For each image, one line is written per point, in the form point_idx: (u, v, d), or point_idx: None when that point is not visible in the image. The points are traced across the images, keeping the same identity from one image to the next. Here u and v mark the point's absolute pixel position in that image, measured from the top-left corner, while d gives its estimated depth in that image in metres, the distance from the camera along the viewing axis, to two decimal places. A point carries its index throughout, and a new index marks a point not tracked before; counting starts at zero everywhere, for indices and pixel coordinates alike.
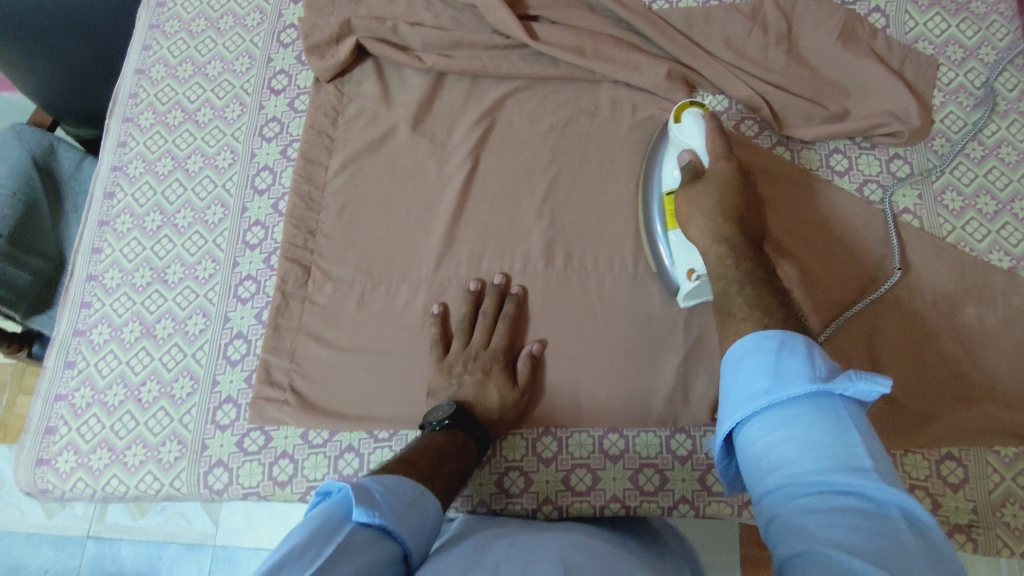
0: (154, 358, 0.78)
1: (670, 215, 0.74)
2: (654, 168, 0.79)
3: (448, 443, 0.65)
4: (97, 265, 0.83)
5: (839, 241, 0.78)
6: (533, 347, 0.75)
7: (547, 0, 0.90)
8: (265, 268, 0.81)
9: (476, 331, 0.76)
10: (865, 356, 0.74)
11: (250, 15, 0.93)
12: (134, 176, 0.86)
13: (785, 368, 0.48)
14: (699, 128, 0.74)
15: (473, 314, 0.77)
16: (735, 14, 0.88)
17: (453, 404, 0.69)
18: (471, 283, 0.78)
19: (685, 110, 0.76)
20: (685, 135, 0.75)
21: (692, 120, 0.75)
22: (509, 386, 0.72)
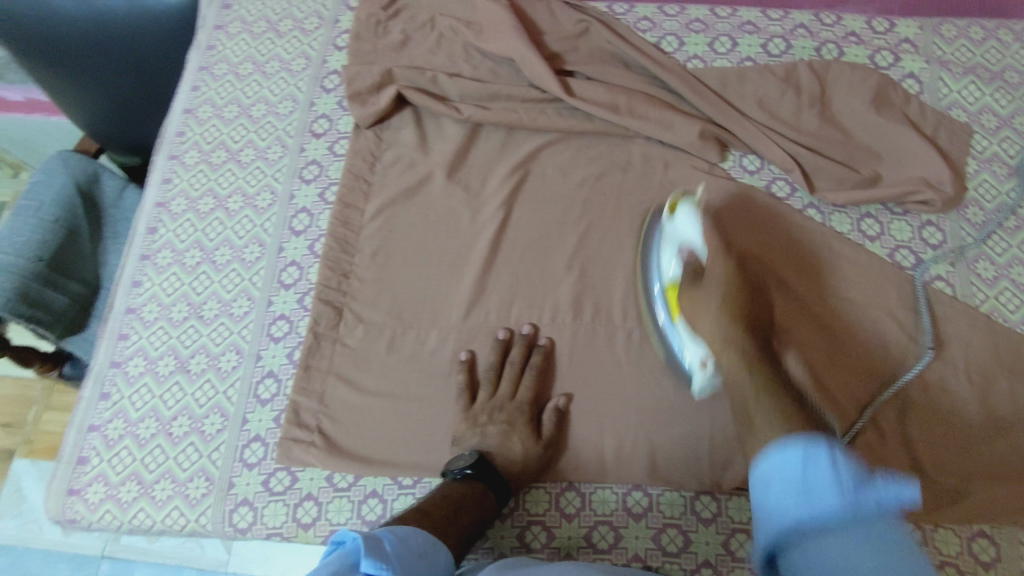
0: (186, 393, 0.80)
1: (674, 306, 0.75)
2: (653, 256, 0.80)
3: (468, 494, 0.67)
4: (136, 298, 0.85)
5: (868, 308, 0.78)
6: (559, 401, 0.76)
7: (583, 57, 0.93)
8: (298, 308, 0.83)
9: (503, 382, 0.76)
10: (895, 426, 0.73)
11: (295, 60, 0.96)
12: (176, 212, 0.89)
13: (812, 480, 0.55)
14: (695, 221, 0.76)
15: (500, 365, 0.78)
16: (768, 76, 0.89)
17: (476, 453, 0.71)
18: (499, 333, 0.79)
19: (678, 205, 0.79)
20: (683, 230, 0.77)
21: (687, 216, 0.77)
22: (532, 439, 0.73)
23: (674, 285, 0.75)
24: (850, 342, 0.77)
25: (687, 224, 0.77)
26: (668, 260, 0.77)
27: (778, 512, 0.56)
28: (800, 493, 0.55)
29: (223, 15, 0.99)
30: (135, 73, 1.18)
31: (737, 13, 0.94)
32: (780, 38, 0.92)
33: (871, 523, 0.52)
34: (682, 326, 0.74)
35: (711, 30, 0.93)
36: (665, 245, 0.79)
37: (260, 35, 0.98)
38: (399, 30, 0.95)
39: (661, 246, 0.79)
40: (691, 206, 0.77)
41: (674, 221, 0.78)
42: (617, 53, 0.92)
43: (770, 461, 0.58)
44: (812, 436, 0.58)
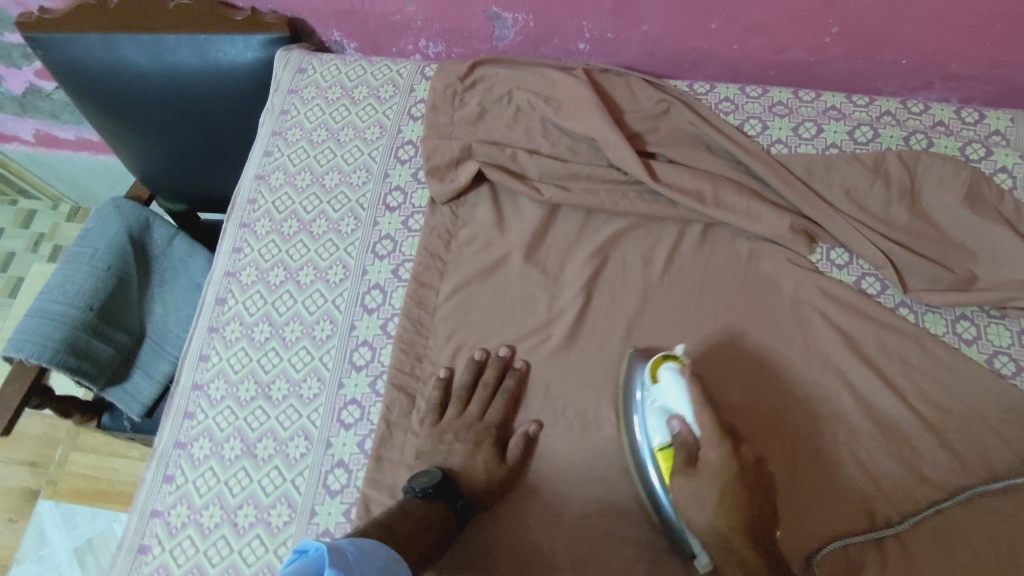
0: (253, 480, 0.77)
1: (665, 477, 0.68)
2: (636, 428, 0.73)
3: (430, 515, 0.66)
4: (203, 374, 0.83)
5: (960, 414, 0.76)
6: (530, 427, 0.76)
7: (664, 137, 0.91)
8: (370, 392, 0.80)
9: (472, 402, 0.78)
10: (1002, 555, 0.69)
11: (370, 129, 0.94)
12: (246, 283, 0.87)
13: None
14: (682, 389, 0.69)
15: (473, 384, 0.79)
16: (857, 165, 0.87)
17: (440, 472, 0.71)
18: (476, 352, 0.81)
19: (661, 368, 0.72)
20: (665, 400, 0.70)
21: (670, 383, 0.70)
22: (496, 461, 0.74)
23: (665, 453, 0.68)
24: (950, 458, 0.74)
25: (673, 390, 0.70)
26: (653, 431, 0.70)
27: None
28: None
29: (297, 80, 0.99)
30: (201, 130, 1.17)
31: (821, 97, 0.92)
32: (867, 125, 0.90)
33: None
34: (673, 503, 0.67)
35: (795, 114, 0.91)
36: (648, 410, 0.71)
37: (335, 102, 0.97)
38: (475, 102, 0.94)
39: (644, 414, 0.72)
40: (674, 368, 0.71)
41: (656, 386, 0.71)
42: (699, 136, 0.91)
43: None
44: None
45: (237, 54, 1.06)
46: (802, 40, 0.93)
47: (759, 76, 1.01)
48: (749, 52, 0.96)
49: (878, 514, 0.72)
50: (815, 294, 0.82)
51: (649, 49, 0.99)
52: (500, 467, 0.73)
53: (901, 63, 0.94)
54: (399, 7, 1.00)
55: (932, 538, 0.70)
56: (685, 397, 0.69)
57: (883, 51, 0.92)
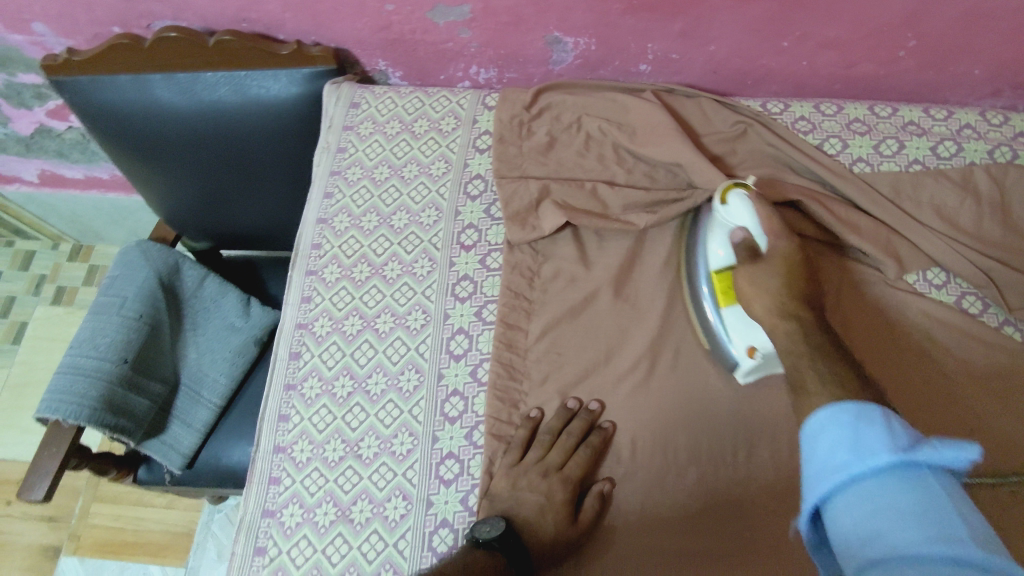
0: (352, 547, 0.72)
1: (722, 291, 0.75)
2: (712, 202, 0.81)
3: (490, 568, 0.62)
4: (285, 435, 0.78)
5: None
6: (603, 485, 0.72)
7: (745, 157, 0.89)
8: (467, 445, 0.75)
9: (555, 450, 0.73)
10: None
11: (435, 163, 0.91)
12: (320, 335, 0.82)
13: (863, 438, 0.46)
14: (750, 208, 0.72)
15: (558, 432, 0.74)
16: (945, 181, 0.85)
17: (502, 522, 0.66)
18: (568, 402, 0.76)
19: (730, 190, 0.75)
20: (733, 216, 0.73)
21: (739, 201, 0.73)
22: (567, 519, 0.69)
23: (725, 275, 0.74)
24: None
25: (741, 211, 0.73)
26: (716, 246, 0.75)
27: (819, 465, 0.47)
28: (849, 451, 0.46)
29: (351, 115, 0.94)
30: (239, 169, 1.11)
31: (898, 112, 0.91)
32: (949, 140, 0.88)
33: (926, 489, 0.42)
34: (731, 316, 0.73)
35: (875, 131, 0.89)
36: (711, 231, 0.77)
37: (394, 137, 0.93)
38: (544, 132, 0.90)
39: (708, 234, 0.77)
40: (742, 190, 0.74)
41: (727, 208, 0.74)
42: (779, 156, 0.88)
43: (819, 419, 0.49)
44: (864, 404, 0.48)
45: (280, 89, 1.01)
46: (875, 54, 0.91)
47: (825, 91, 0.98)
48: (818, 68, 0.94)
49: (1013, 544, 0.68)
50: (914, 316, 0.81)
51: (713, 68, 0.96)
52: (570, 526, 0.68)
53: (973, 74, 0.92)
54: (453, 35, 0.95)
55: None
56: (752, 215, 0.72)
57: (957, 62, 0.91)
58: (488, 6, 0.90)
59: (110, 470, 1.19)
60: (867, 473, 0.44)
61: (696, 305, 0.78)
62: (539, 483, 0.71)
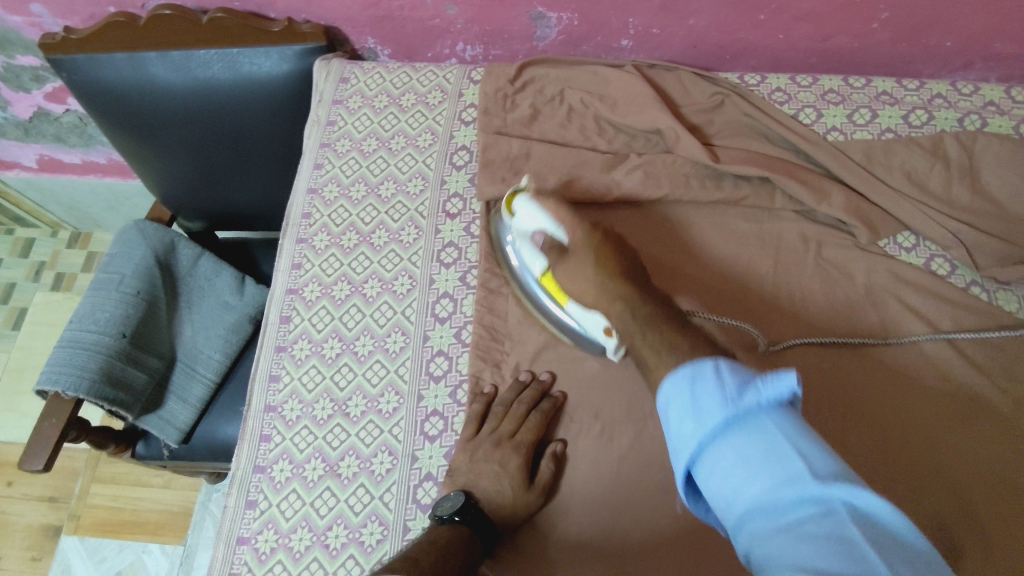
0: (340, 500, 0.74)
1: (555, 292, 0.77)
2: (506, 247, 0.83)
3: (454, 538, 0.63)
4: (275, 395, 0.80)
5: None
6: (556, 445, 0.74)
7: (722, 127, 0.92)
8: (451, 402, 0.78)
9: (508, 419, 0.74)
10: None
11: (421, 136, 0.93)
12: (310, 299, 0.85)
13: (699, 401, 0.47)
14: (536, 208, 0.77)
15: (510, 402, 0.76)
16: (915, 149, 0.88)
17: (463, 495, 0.68)
18: (521, 373, 0.78)
19: (516, 200, 0.79)
20: (526, 223, 0.78)
21: (524, 206, 0.77)
22: (524, 483, 0.70)
23: (547, 275, 0.77)
24: None
25: (529, 216, 0.77)
26: (531, 259, 0.78)
27: (676, 440, 0.48)
28: (691, 410, 0.47)
29: (340, 89, 0.96)
30: (233, 147, 1.14)
31: (871, 84, 0.94)
32: (921, 109, 0.91)
33: (762, 425, 0.44)
34: (573, 308, 0.75)
35: (849, 101, 0.92)
36: (518, 242, 0.80)
37: (382, 110, 0.95)
38: (527, 104, 0.93)
39: (517, 245, 0.80)
40: (524, 196, 0.78)
41: (517, 218, 0.79)
42: (755, 126, 0.91)
43: (665, 390, 0.50)
44: (698, 362, 0.50)
45: (271, 67, 1.03)
46: (849, 27, 0.94)
47: (802, 64, 1.01)
48: (795, 41, 0.97)
49: (977, 497, 0.70)
50: (887, 276, 0.83)
51: (693, 43, 0.99)
52: (529, 490, 0.70)
53: (945, 46, 0.95)
54: (439, 11, 0.98)
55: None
56: (543, 216, 0.76)
57: (929, 34, 0.93)
58: None
59: (109, 445, 1.22)
60: (712, 436, 0.46)
61: (538, 309, 0.80)
62: (494, 452, 0.72)
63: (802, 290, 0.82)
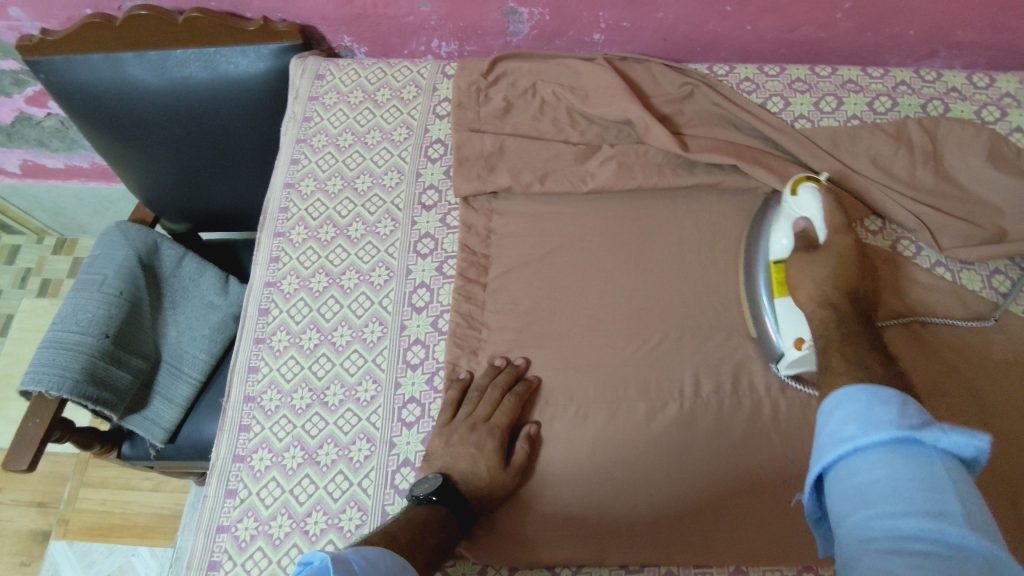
0: (319, 487, 0.75)
1: (777, 284, 0.77)
2: (763, 231, 0.82)
3: (431, 518, 0.66)
4: (254, 386, 0.81)
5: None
6: (531, 428, 0.75)
7: (692, 116, 0.93)
8: (428, 389, 0.79)
9: (482, 404, 0.75)
10: None
11: (397, 130, 0.94)
12: (288, 292, 0.86)
13: (874, 415, 0.48)
14: (818, 199, 0.77)
15: (485, 387, 0.77)
16: (880, 134, 0.90)
17: (440, 477, 0.69)
18: (496, 359, 0.79)
19: (801, 184, 0.79)
20: (801, 207, 0.77)
21: (809, 192, 0.77)
22: (499, 466, 0.71)
23: (779, 264, 0.78)
24: (996, 397, 0.75)
25: (809, 201, 0.77)
26: (782, 237, 0.78)
27: (830, 437, 0.50)
28: (861, 418, 0.48)
29: (316, 86, 0.98)
30: (212, 145, 1.14)
31: (837, 72, 0.96)
32: (885, 96, 0.93)
33: (929, 461, 0.44)
34: (785, 309, 0.75)
35: (815, 90, 0.94)
36: (778, 219, 0.80)
37: (357, 106, 0.96)
38: (501, 97, 0.94)
39: (774, 224, 0.80)
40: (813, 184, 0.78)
41: (794, 198, 0.78)
42: (724, 114, 0.93)
43: (841, 394, 0.52)
44: (882, 387, 0.51)
45: (248, 65, 1.04)
46: (815, 17, 0.96)
47: (771, 55, 1.03)
48: (762, 32, 0.99)
49: None
50: None
51: (663, 35, 1.01)
52: (504, 473, 0.71)
53: (908, 34, 0.97)
54: (414, 8, 0.99)
55: (986, 483, 0.70)
56: (820, 207, 0.76)
57: (892, 23, 0.96)
58: None
59: (95, 446, 1.22)
60: (873, 448, 0.46)
61: (749, 296, 0.80)
62: (469, 436, 0.73)
63: None
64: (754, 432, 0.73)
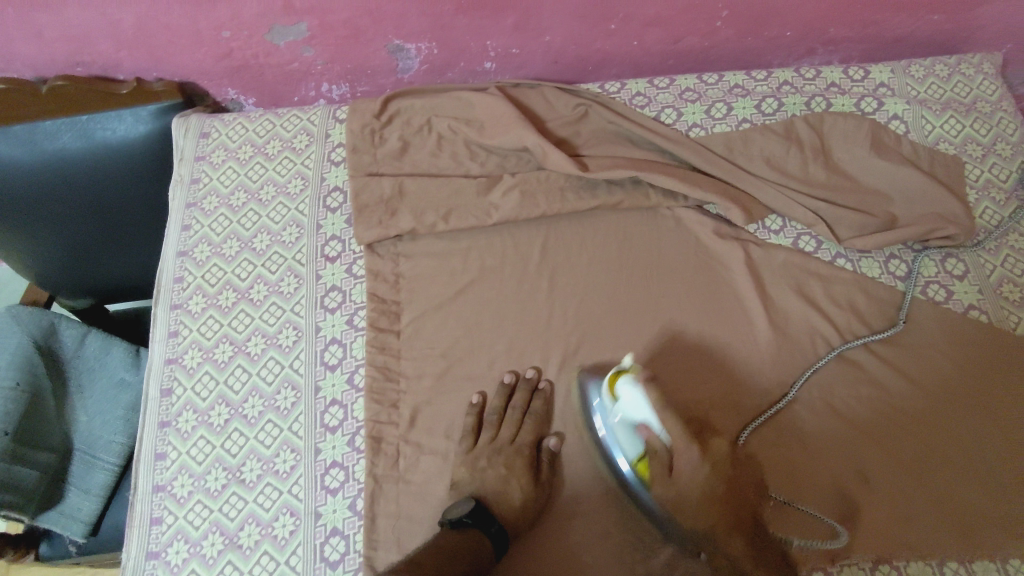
0: (243, 572, 0.71)
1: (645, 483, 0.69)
2: (595, 420, 0.75)
3: (462, 540, 0.65)
4: (163, 474, 0.76)
5: (938, 363, 0.80)
6: (553, 441, 0.76)
7: (588, 137, 0.94)
8: (350, 451, 0.76)
9: (506, 426, 0.76)
10: (953, 458, 0.74)
11: (291, 182, 0.91)
12: (191, 367, 0.81)
13: None
14: (642, 399, 0.70)
15: (503, 408, 0.78)
16: (771, 135, 0.92)
17: (471, 502, 0.70)
18: (505, 376, 0.79)
19: (617, 380, 0.72)
20: (632, 413, 0.70)
21: (629, 394, 0.70)
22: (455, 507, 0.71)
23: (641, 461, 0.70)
24: (898, 378, 0.79)
25: (635, 405, 0.70)
26: (625, 442, 0.71)
27: None
28: None
29: (201, 145, 0.93)
30: (100, 219, 1.09)
31: (723, 78, 0.98)
32: (771, 97, 0.96)
33: None
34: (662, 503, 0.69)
35: (705, 98, 0.96)
36: (611, 426, 0.73)
37: (247, 161, 0.92)
38: (396, 138, 0.92)
39: (610, 429, 0.73)
40: (630, 379, 0.71)
41: (619, 402, 0.71)
42: (619, 131, 0.93)
43: None
44: None
45: (127, 130, 0.98)
46: (696, 27, 0.98)
47: (660, 67, 1.05)
48: (648, 46, 1.01)
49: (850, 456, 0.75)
50: (762, 257, 0.86)
51: (554, 58, 1.01)
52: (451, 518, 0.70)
53: (786, 36, 1.01)
54: (296, 54, 0.96)
55: (895, 465, 0.74)
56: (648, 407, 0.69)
57: (769, 26, 0.99)
58: (324, 22, 0.91)
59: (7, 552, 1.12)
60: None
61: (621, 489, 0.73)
62: (497, 459, 0.74)
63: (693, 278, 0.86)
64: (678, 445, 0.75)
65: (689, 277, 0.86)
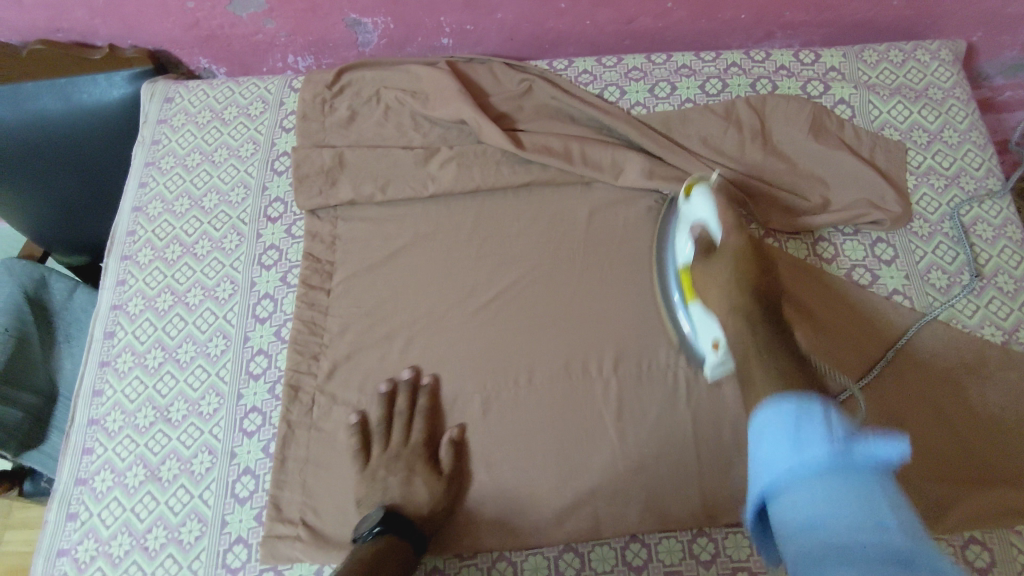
0: (159, 502, 0.76)
1: (687, 289, 0.77)
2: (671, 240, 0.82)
3: (381, 548, 0.64)
4: (98, 408, 0.82)
5: (856, 344, 0.80)
6: (451, 433, 0.76)
7: (529, 113, 0.96)
8: (269, 398, 0.80)
9: (395, 431, 0.77)
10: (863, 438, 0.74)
11: (244, 146, 0.96)
12: (134, 314, 0.87)
13: (803, 433, 0.49)
14: (709, 201, 0.75)
15: (388, 417, 0.78)
16: (710, 115, 0.92)
17: (382, 510, 0.69)
18: (381, 386, 0.79)
19: (694, 187, 0.79)
20: (695, 211, 0.77)
21: (701, 194, 0.76)
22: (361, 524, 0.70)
23: (686, 269, 0.77)
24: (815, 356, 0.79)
25: (702, 204, 0.76)
26: (682, 242, 0.78)
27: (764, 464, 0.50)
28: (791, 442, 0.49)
29: (165, 109, 0.99)
30: (81, 177, 1.17)
31: (672, 58, 0.98)
32: (715, 78, 0.96)
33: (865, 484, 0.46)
34: (697, 310, 0.75)
35: (649, 77, 0.97)
36: (681, 227, 0.80)
37: (205, 126, 0.98)
38: (345, 107, 0.96)
39: (677, 231, 0.80)
40: (705, 187, 0.77)
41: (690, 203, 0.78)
42: (561, 108, 0.95)
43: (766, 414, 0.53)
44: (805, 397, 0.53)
45: (102, 92, 1.04)
46: (647, 8, 0.99)
47: (616, 47, 1.06)
48: (601, 26, 1.02)
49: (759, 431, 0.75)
50: None
51: (509, 35, 1.03)
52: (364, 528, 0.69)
53: (741, 18, 1.00)
54: (259, 26, 1.01)
55: None
56: (712, 207, 0.74)
57: (721, 9, 0.99)
58: None
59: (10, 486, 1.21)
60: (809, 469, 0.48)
61: (670, 310, 0.80)
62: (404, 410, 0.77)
63: (624, 246, 0.87)
64: (583, 411, 0.78)
65: (618, 249, 0.87)
